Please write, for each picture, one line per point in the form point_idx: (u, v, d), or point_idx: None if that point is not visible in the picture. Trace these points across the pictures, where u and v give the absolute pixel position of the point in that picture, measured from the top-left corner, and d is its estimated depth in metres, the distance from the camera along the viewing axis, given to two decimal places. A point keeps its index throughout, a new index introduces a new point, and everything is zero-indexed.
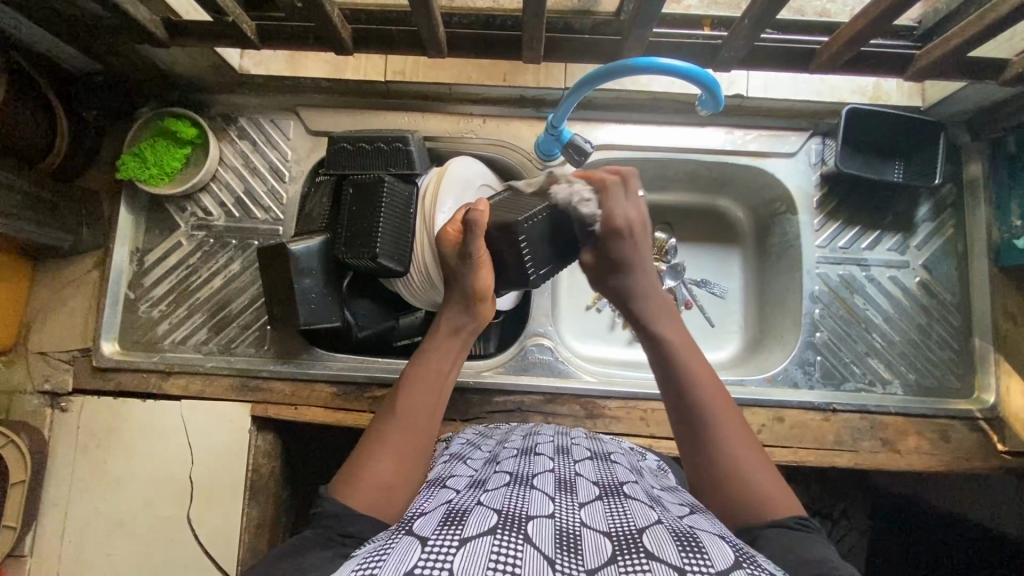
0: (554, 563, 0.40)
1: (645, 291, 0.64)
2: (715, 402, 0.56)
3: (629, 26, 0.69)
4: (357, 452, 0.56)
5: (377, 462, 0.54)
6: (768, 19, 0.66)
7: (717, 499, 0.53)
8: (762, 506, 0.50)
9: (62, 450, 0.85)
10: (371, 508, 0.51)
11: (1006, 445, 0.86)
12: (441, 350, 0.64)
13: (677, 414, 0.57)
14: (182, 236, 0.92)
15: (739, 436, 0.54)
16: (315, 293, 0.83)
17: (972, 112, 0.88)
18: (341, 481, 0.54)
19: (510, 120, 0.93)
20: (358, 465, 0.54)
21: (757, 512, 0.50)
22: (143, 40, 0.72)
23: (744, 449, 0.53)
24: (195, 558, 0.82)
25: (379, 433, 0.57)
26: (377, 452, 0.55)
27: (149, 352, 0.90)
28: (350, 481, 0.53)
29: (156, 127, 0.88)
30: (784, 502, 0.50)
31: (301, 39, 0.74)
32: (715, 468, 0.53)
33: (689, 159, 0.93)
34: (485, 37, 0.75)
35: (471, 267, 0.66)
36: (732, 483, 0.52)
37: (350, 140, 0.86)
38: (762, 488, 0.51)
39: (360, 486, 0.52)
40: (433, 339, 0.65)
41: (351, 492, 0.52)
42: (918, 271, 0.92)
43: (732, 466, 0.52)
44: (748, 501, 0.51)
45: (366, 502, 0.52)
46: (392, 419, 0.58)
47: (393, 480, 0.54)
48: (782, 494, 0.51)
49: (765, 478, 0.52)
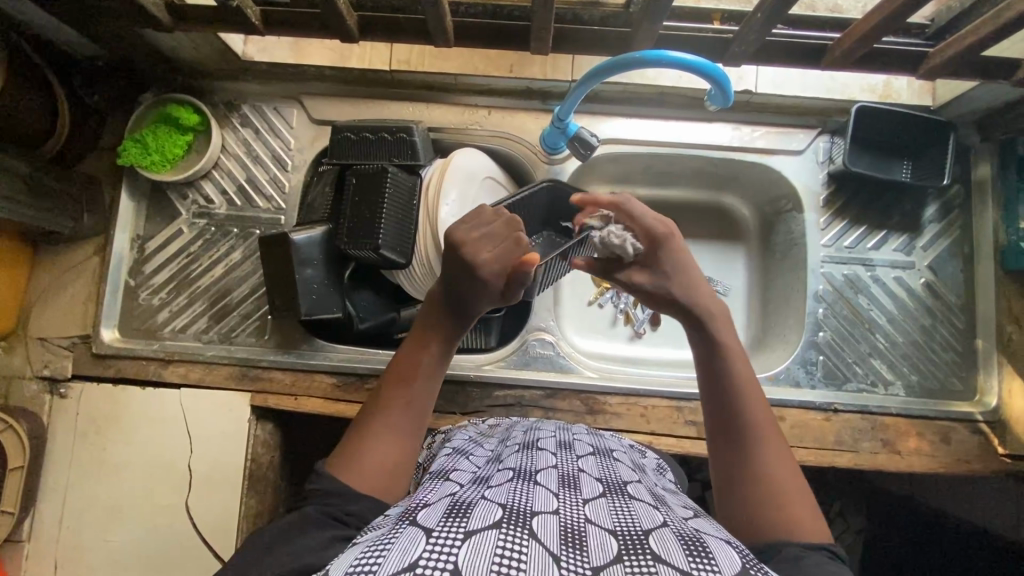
0: (560, 560, 0.40)
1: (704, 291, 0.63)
2: (761, 416, 0.56)
3: (639, 19, 0.68)
4: (354, 431, 0.58)
5: (371, 441, 0.56)
6: (781, 13, 0.66)
7: (749, 522, 0.52)
8: (799, 525, 0.50)
9: (60, 436, 0.85)
10: (372, 490, 0.53)
11: (1007, 449, 0.85)
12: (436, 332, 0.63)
13: (721, 391, 0.58)
14: (183, 223, 0.91)
15: (776, 438, 0.56)
16: (317, 284, 0.83)
17: (982, 112, 0.87)
18: (336, 459, 0.55)
19: (516, 113, 0.92)
20: (359, 446, 0.56)
21: (793, 531, 0.50)
22: (146, 22, 0.71)
23: (782, 455, 0.55)
24: (193, 545, 0.82)
25: (376, 412, 0.58)
26: (373, 434, 0.56)
27: (148, 339, 0.89)
28: (348, 462, 0.55)
29: (158, 113, 0.88)
30: (814, 528, 0.50)
31: (306, 26, 0.73)
32: (748, 469, 0.54)
33: (695, 155, 0.92)
34: (492, 27, 0.74)
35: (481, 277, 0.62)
36: (764, 497, 0.52)
37: (354, 129, 0.85)
38: (796, 503, 0.52)
39: (359, 468, 0.54)
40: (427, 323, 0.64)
41: (343, 467, 0.54)
42: (924, 272, 0.91)
43: (768, 477, 0.53)
44: (787, 512, 0.51)
45: (363, 483, 0.53)
46: (387, 401, 0.59)
47: (389, 461, 0.55)
48: (814, 517, 0.51)
49: (804, 509, 0.51)
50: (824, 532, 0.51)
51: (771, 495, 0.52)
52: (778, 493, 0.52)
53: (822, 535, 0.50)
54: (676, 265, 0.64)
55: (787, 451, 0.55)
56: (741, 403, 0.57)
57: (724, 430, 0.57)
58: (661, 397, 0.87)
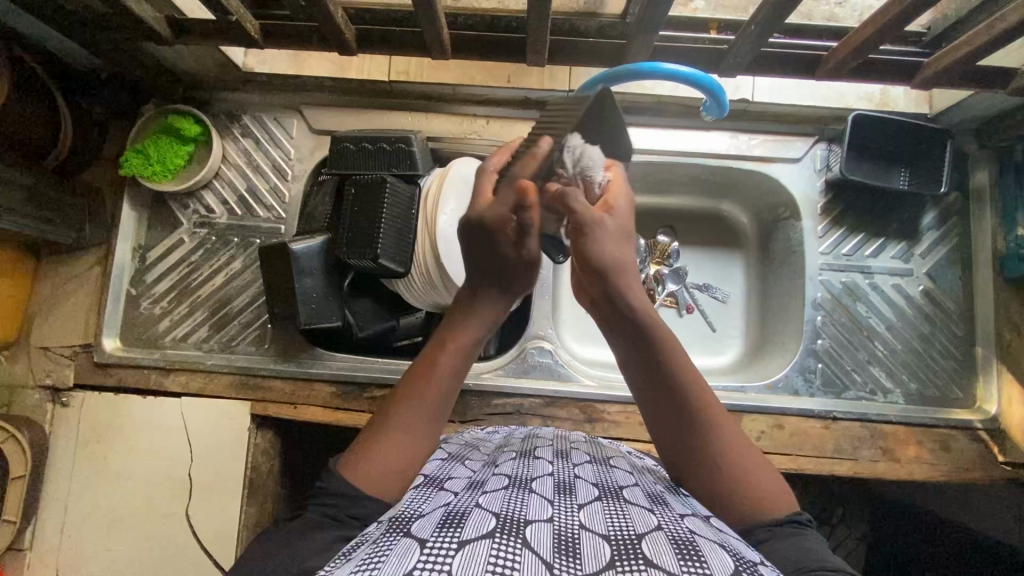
0: (553, 567, 0.40)
1: (629, 281, 0.59)
2: (705, 400, 0.56)
3: (635, 30, 0.68)
4: (368, 429, 0.59)
5: (393, 451, 0.57)
6: (774, 25, 0.66)
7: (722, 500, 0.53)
8: (763, 508, 0.52)
9: (62, 446, 0.86)
10: (373, 488, 0.55)
11: (1006, 457, 0.85)
12: (458, 337, 0.62)
13: (641, 371, 0.58)
14: (184, 233, 0.92)
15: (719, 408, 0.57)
16: (316, 293, 0.83)
17: (979, 120, 0.87)
18: (358, 457, 0.56)
19: (515, 122, 0.92)
20: (371, 444, 0.57)
21: (752, 514, 0.52)
22: (146, 37, 0.72)
23: (731, 433, 0.56)
24: (194, 555, 0.83)
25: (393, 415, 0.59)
26: (394, 436, 0.57)
27: (150, 349, 0.90)
28: (362, 461, 0.56)
29: (159, 124, 0.88)
30: (781, 503, 0.53)
31: (305, 39, 0.74)
32: (709, 457, 0.55)
33: (692, 163, 0.92)
34: (489, 38, 0.74)
35: (531, 271, 0.62)
36: (735, 478, 0.54)
37: (353, 140, 0.86)
38: (760, 483, 0.54)
39: (370, 469, 0.55)
40: (450, 330, 0.62)
41: (364, 473, 0.55)
42: (923, 279, 0.91)
43: (726, 459, 0.54)
44: (743, 479, 0.54)
45: (370, 484, 0.54)
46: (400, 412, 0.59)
47: (410, 469, 0.57)
48: (781, 492, 0.54)
49: (768, 479, 0.54)
50: (788, 501, 0.53)
51: (720, 469, 0.54)
52: (735, 472, 0.54)
53: (787, 506, 0.53)
54: (622, 278, 0.59)
55: (739, 428, 0.57)
56: (687, 393, 0.56)
57: (672, 421, 0.56)
58: None
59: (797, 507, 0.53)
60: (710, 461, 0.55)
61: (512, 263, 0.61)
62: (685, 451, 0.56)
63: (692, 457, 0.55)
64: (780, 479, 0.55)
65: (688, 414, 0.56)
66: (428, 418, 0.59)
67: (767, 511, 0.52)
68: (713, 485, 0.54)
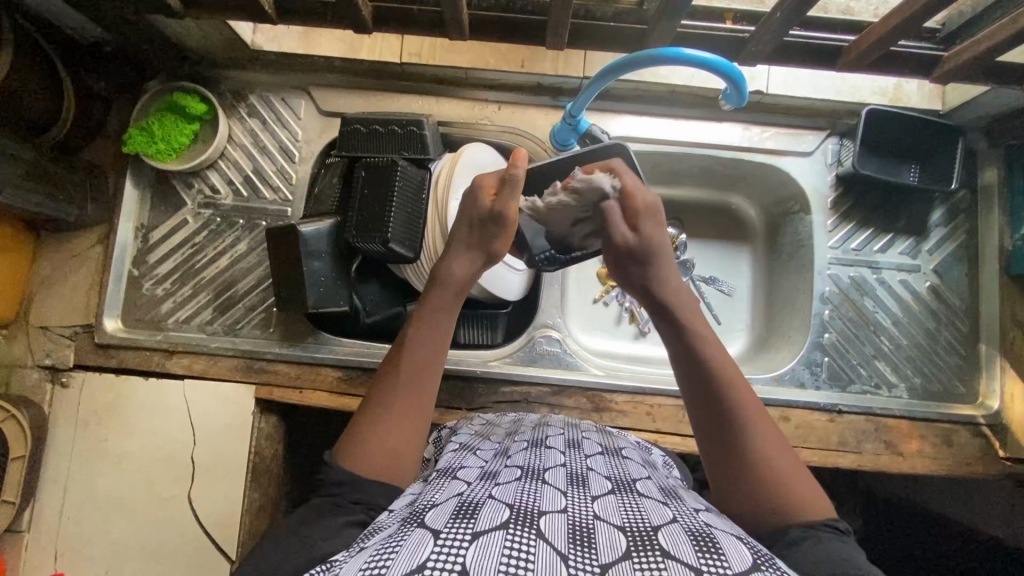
0: (567, 559, 0.40)
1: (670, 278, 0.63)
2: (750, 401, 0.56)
3: (656, 17, 0.68)
4: (358, 417, 0.58)
5: (383, 431, 0.56)
6: (798, 16, 0.66)
7: (752, 499, 0.52)
8: (794, 509, 0.51)
9: (62, 427, 0.84)
10: (371, 473, 0.54)
11: (1007, 452, 0.86)
12: (444, 305, 0.64)
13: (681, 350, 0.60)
14: (189, 213, 0.91)
15: (752, 401, 0.56)
16: (324, 277, 0.82)
17: (990, 118, 0.88)
18: (348, 445, 0.55)
19: (527, 108, 0.91)
20: (360, 431, 0.56)
21: (783, 513, 0.51)
22: (155, 10, 0.70)
23: (774, 439, 0.55)
24: (195, 539, 0.82)
25: (378, 399, 0.58)
26: (382, 418, 0.56)
27: (152, 330, 0.88)
28: (354, 448, 0.55)
29: (163, 101, 0.86)
30: (817, 508, 0.52)
31: (318, 16, 0.72)
32: (745, 454, 0.54)
33: (704, 154, 0.92)
34: (506, 20, 0.73)
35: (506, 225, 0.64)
36: (772, 480, 0.52)
37: (364, 122, 0.84)
38: (794, 484, 0.52)
39: (363, 453, 0.54)
40: (429, 305, 0.63)
41: (357, 460, 0.54)
42: (929, 275, 0.92)
43: (764, 459, 0.53)
44: (777, 481, 0.52)
45: (367, 469, 0.54)
46: (386, 395, 0.58)
47: (405, 448, 0.56)
48: (817, 495, 0.52)
49: (805, 486, 0.53)
50: (826, 509, 0.52)
51: (757, 468, 0.53)
52: (766, 474, 0.53)
53: (824, 512, 0.51)
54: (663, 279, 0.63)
55: (779, 436, 0.56)
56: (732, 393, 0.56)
57: (713, 414, 0.56)
58: (666, 395, 0.87)
59: (834, 514, 0.52)
60: (749, 461, 0.54)
61: (489, 218, 0.64)
62: (723, 444, 0.55)
63: (727, 445, 0.55)
64: (821, 491, 0.53)
65: (723, 397, 0.56)
66: (411, 393, 0.58)
67: (801, 510, 0.51)
68: (746, 483, 0.53)
